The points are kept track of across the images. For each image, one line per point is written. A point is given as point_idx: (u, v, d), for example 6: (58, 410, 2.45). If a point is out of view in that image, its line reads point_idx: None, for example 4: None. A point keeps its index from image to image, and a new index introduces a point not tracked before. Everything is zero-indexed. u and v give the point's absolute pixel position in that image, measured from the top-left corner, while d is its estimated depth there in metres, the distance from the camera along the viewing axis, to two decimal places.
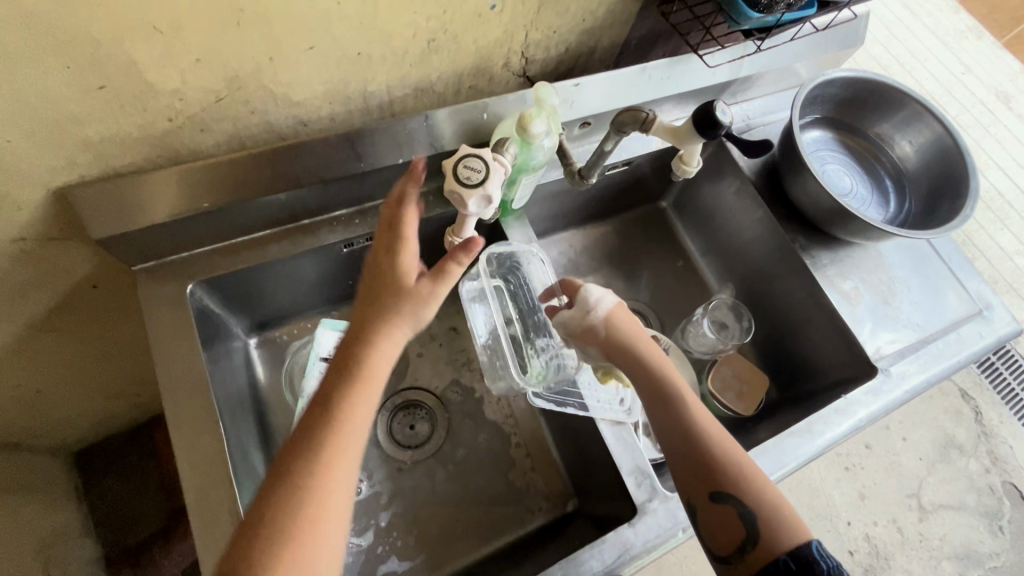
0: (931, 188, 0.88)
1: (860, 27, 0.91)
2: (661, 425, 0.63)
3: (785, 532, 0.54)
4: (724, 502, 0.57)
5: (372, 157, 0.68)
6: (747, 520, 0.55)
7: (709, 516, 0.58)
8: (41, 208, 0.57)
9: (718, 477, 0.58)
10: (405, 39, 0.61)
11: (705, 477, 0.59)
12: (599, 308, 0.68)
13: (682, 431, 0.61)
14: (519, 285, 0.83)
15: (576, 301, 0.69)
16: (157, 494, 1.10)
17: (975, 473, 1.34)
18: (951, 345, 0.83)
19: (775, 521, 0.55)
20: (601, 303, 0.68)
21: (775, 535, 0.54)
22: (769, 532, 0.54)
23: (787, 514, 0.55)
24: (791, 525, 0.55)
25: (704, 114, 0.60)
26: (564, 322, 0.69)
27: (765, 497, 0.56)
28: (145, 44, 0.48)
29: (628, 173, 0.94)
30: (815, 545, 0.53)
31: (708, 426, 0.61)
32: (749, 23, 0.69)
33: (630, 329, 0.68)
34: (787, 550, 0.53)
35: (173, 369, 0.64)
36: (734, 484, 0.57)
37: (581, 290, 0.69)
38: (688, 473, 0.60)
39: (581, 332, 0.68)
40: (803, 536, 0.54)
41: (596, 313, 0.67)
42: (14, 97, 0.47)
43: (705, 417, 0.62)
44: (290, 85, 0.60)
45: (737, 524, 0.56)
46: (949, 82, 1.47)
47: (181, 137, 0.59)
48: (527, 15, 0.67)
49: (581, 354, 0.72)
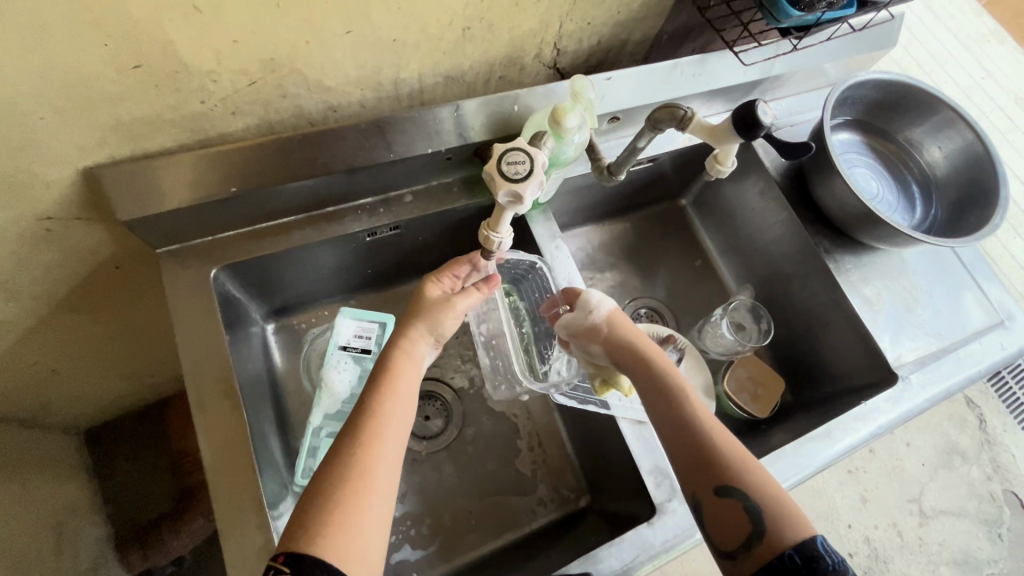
0: (959, 195, 0.87)
1: (894, 28, 0.89)
2: (662, 416, 0.62)
3: (788, 526, 0.51)
4: (729, 496, 0.54)
5: (400, 146, 0.67)
6: (753, 513, 0.53)
7: (713, 510, 0.55)
8: (70, 187, 0.56)
9: (721, 469, 0.56)
10: (441, 26, 0.60)
11: (708, 468, 0.56)
12: (600, 308, 0.70)
13: (683, 423, 0.60)
14: (525, 293, 0.85)
15: (577, 305, 0.71)
16: (166, 474, 1.11)
17: (977, 480, 1.34)
18: (972, 354, 0.83)
19: (777, 515, 0.52)
20: (602, 306, 0.70)
21: (780, 528, 0.51)
22: (774, 526, 0.51)
23: (791, 509, 0.53)
24: (796, 521, 0.52)
25: (745, 114, 0.59)
26: (567, 323, 0.71)
27: (769, 491, 0.54)
28: (183, 23, 0.47)
29: (651, 170, 0.93)
30: (821, 541, 0.50)
31: (710, 420, 0.60)
32: (790, 21, 0.67)
33: (628, 331, 0.69)
34: (792, 545, 0.50)
35: (195, 354, 0.63)
36: (738, 475, 0.55)
37: (582, 294, 0.71)
38: (690, 466, 0.58)
39: (584, 332, 0.70)
40: (807, 531, 0.51)
41: (596, 315, 0.69)
42: (49, 73, 0.46)
43: (703, 411, 0.61)
44: (323, 70, 0.58)
45: (743, 518, 0.53)
46: (969, 86, 1.45)
47: (212, 120, 0.59)
48: (564, 5, 0.66)
49: (583, 357, 0.73)
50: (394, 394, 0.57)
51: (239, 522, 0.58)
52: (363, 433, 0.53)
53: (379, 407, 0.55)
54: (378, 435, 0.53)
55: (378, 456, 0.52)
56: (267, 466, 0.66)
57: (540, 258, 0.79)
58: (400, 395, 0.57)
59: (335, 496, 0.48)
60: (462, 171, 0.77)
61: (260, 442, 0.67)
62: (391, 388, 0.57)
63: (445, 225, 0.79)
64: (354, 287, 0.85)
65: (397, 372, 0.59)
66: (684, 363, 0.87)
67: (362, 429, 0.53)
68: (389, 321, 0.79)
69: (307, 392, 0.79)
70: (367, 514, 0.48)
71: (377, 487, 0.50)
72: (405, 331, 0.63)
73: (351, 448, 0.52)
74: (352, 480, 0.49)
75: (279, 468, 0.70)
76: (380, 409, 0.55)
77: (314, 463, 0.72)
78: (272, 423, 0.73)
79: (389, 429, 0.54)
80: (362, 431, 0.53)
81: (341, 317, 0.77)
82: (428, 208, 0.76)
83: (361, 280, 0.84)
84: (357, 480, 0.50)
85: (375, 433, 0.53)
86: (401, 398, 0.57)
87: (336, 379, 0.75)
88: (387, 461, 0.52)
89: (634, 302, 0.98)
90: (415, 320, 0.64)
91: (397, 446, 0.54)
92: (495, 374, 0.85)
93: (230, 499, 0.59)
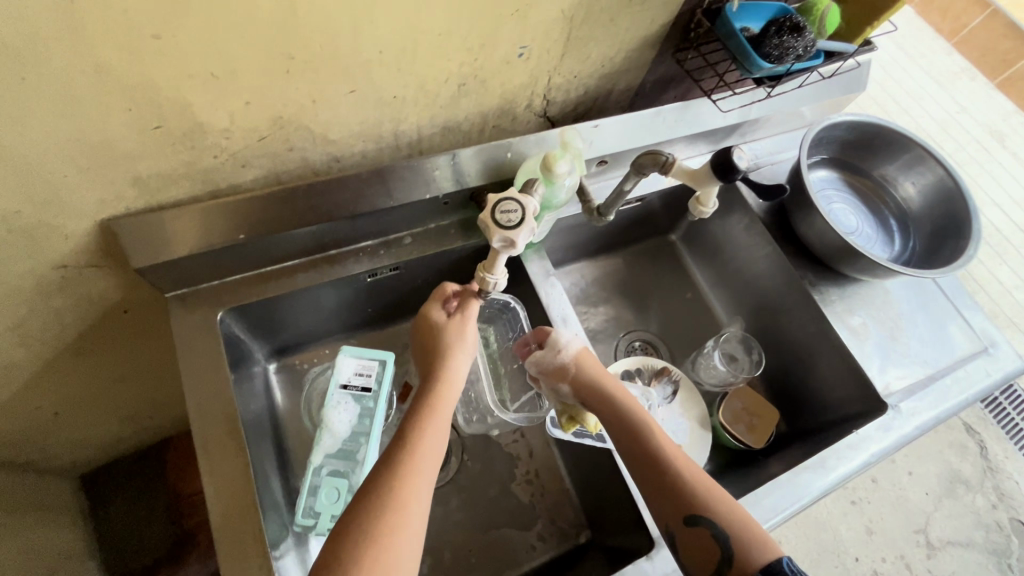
0: (935, 227, 0.90)
1: (863, 73, 0.95)
2: (631, 453, 0.65)
3: (756, 548, 0.55)
4: (698, 525, 0.58)
5: (399, 193, 0.71)
6: (722, 540, 0.56)
7: (686, 539, 0.59)
8: (87, 236, 0.59)
9: (689, 501, 0.59)
10: (437, 83, 0.64)
11: (678, 500, 0.60)
12: (571, 347, 0.73)
13: (648, 458, 0.63)
14: (503, 327, 0.88)
15: (547, 343, 0.74)
16: (164, 517, 1.10)
17: (982, 509, 1.34)
18: (959, 382, 0.85)
19: (744, 538, 0.55)
20: (570, 346, 0.73)
21: (747, 553, 0.54)
22: (742, 551, 0.55)
23: (758, 532, 0.56)
24: (762, 543, 0.55)
25: (722, 159, 0.63)
26: (536, 362, 0.73)
27: (735, 517, 0.57)
28: (200, 89, 0.51)
29: (640, 210, 0.97)
30: (786, 561, 0.53)
31: (675, 453, 0.63)
32: (762, 72, 0.71)
33: (594, 369, 0.71)
34: (759, 566, 0.53)
35: (201, 395, 0.65)
36: (706, 503, 0.58)
37: (551, 334, 0.74)
38: (663, 497, 0.61)
39: (552, 370, 0.73)
40: (774, 552, 0.54)
41: (565, 353, 0.72)
42: (75, 136, 0.50)
43: (669, 445, 0.64)
44: (328, 124, 0.63)
45: (711, 545, 0.57)
46: (946, 121, 1.53)
47: (223, 173, 0.62)
48: (551, 61, 0.71)
49: (551, 396, 0.76)
50: (433, 425, 0.60)
51: (241, 564, 0.59)
52: (395, 472, 0.54)
53: (420, 442, 0.57)
54: (414, 467, 0.55)
55: (415, 489, 0.53)
56: (269, 506, 0.67)
57: (512, 299, 0.85)
58: (436, 417, 0.60)
59: (368, 532, 0.49)
60: (458, 214, 0.81)
61: (262, 483, 0.68)
62: (430, 422, 0.60)
63: (442, 265, 0.83)
64: (355, 326, 0.87)
65: (436, 399, 0.62)
66: (679, 397, 0.89)
67: (396, 467, 0.54)
68: (389, 357, 0.81)
69: (308, 431, 0.80)
70: (400, 546, 0.50)
71: (411, 517, 0.52)
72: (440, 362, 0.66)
73: (384, 490, 0.52)
74: (390, 512, 0.51)
75: (281, 508, 0.71)
76: (419, 441, 0.57)
77: (316, 503, 0.72)
78: (273, 462, 0.74)
79: (427, 459, 0.56)
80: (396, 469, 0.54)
81: (342, 356, 0.79)
82: (427, 248, 0.79)
83: (361, 319, 0.86)
84: (393, 516, 0.51)
85: (413, 468, 0.55)
86: (437, 433, 0.59)
87: (336, 420, 0.76)
88: (420, 493, 0.54)
89: (628, 335, 1.00)
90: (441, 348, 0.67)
91: (431, 476, 0.56)
92: (467, 407, 0.87)
93: (232, 541, 0.59)
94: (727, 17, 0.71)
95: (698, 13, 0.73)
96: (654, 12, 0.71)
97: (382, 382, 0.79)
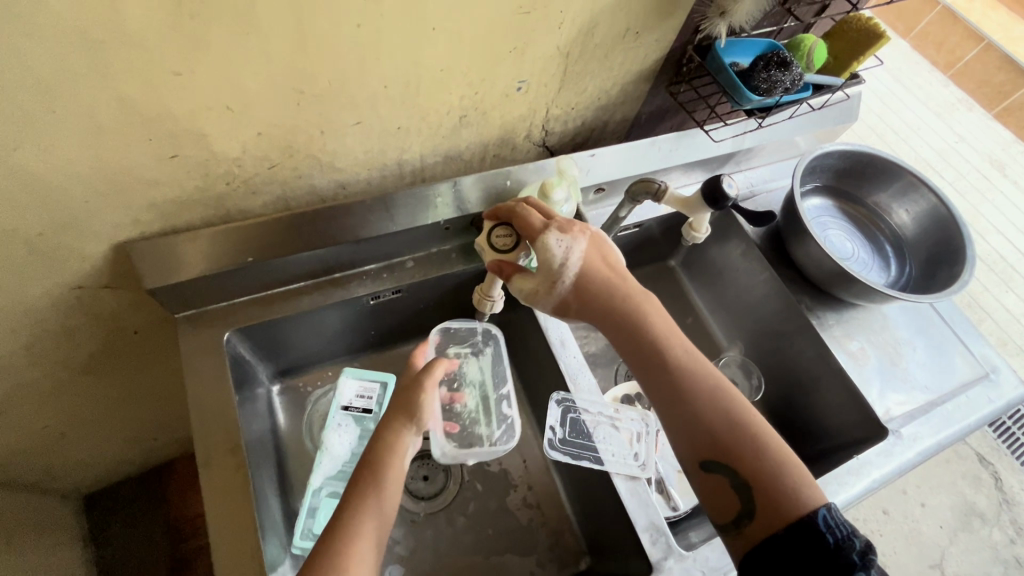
0: (930, 253, 0.92)
1: (853, 105, 0.98)
2: (653, 389, 0.60)
3: (783, 504, 0.52)
4: (718, 472, 0.55)
5: (402, 218, 0.74)
6: (742, 492, 0.54)
7: (704, 483, 0.57)
8: (102, 258, 0.62)
9: (713, 449, 0.56)
10: (439, 115, 0.68)
11: (699, 445, 0.57)
12: (572, 264, 0.61)
13: (672, 396, 0.58)
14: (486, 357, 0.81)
15: (538, 245, 0.60)
16: (164, 540, 1.10)
17: (1000, 544, 1.30)
18: (961, 407, 0.85)
19: (769, 493, 0.53)
20: (570, 254, 0.61)
21: (772, 507, 0.52)
22: (765, 505, 0.52)
23: (786, 482, 0.53)
24: (791, 498, 0.52)
25: (712, 188, 0.66)
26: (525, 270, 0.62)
27: (761, 468, 0.54)
28: (216, 121, 0.55)
29: (638, 235, 1.00)
30: (822, 515, 0.50)
31: (702, 389, 0.58)
32: (751, 104, 0.74)
33: (602, 285, 0.62)
34: (784, 525, 0.51)
35: (205, 413, 0.67)
36: (730, 447, 0.55)
37: (541, 237, 0.60)
38: (684, 441, 0.58)
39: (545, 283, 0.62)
40: (805, 507, 0.51)
41: (567, 264, 0.61)
42: (97, 164, 0.53)
43: (695, 380, 0.58)
44: (335, 153, 0.66)
45: (731, 493, 0.55)
46: (944, 150, 1.56)
47: (235, 199, 0.65)
48: (549, 94, 0.74)
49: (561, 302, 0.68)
50: (387, 473, 0.58)
51: None
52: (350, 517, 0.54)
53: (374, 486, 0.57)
54: (359, 523, 0.54)
55: (360, 544, 0.53)
56: (268, 525, 0.67)
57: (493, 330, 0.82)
58: (384, 492, 0.57)
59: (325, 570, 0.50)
60: (460, 239, 0.83)
61: (262, 502, 0.68)
62: (384, 467, 0.58)
63: (444, 289, 0.85)
64: (358, 348, 0.88)
65: (384, 456, 0.59)
66: None
67: (346, 526, 0.54)
68: (390, 380, 0.85)
69: (309, 452, 0.81)
70: None
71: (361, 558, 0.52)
72: (387, 427, 0.61)
73: (344, 534, 0.53)
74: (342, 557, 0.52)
75: (280, 529, 0.71)
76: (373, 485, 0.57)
77: (313, 525, 0.73)
78: (273, 483, 0.74)
79: (379, 504, 0.56)
80: (351, 510, 0.55)
81: (344, 377, 0.84)
82: (429, 272, 0.81)
83: (364, 341, 0.88)
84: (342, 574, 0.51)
85: (363, 514, 0.55)
86: (389, 480, 0.58)
87: (335, 442, 0.79)
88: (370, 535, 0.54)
89: None
90: (395, 409, 0.62)
91: (375, 550, 0.55)
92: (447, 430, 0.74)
93: (232, 558, 0.60)
94: (716, 53, 0.74)
95: (689, 49, 0.76)
96: (647, 49, 0.75)
97: (382, 404, 0.83)
